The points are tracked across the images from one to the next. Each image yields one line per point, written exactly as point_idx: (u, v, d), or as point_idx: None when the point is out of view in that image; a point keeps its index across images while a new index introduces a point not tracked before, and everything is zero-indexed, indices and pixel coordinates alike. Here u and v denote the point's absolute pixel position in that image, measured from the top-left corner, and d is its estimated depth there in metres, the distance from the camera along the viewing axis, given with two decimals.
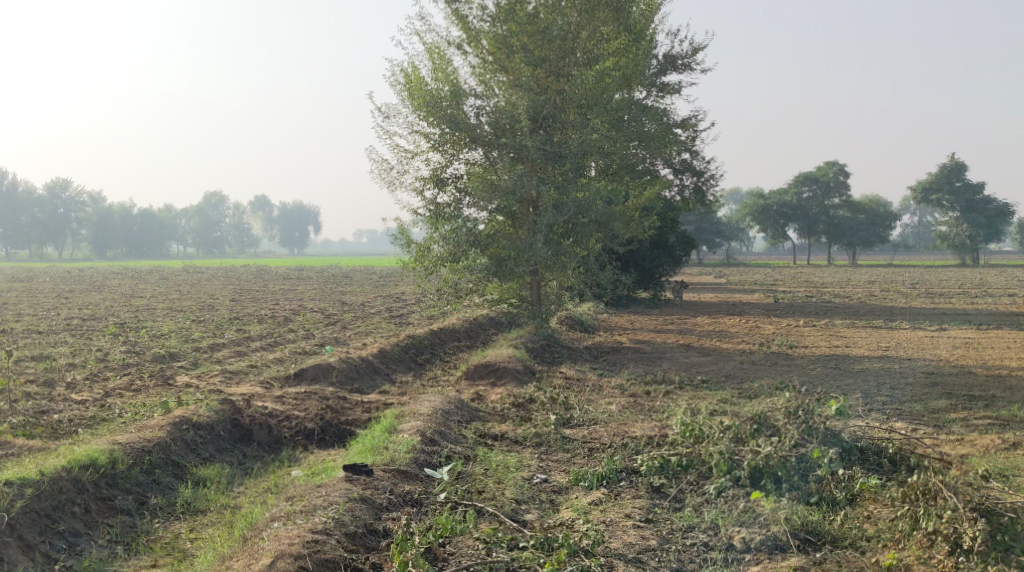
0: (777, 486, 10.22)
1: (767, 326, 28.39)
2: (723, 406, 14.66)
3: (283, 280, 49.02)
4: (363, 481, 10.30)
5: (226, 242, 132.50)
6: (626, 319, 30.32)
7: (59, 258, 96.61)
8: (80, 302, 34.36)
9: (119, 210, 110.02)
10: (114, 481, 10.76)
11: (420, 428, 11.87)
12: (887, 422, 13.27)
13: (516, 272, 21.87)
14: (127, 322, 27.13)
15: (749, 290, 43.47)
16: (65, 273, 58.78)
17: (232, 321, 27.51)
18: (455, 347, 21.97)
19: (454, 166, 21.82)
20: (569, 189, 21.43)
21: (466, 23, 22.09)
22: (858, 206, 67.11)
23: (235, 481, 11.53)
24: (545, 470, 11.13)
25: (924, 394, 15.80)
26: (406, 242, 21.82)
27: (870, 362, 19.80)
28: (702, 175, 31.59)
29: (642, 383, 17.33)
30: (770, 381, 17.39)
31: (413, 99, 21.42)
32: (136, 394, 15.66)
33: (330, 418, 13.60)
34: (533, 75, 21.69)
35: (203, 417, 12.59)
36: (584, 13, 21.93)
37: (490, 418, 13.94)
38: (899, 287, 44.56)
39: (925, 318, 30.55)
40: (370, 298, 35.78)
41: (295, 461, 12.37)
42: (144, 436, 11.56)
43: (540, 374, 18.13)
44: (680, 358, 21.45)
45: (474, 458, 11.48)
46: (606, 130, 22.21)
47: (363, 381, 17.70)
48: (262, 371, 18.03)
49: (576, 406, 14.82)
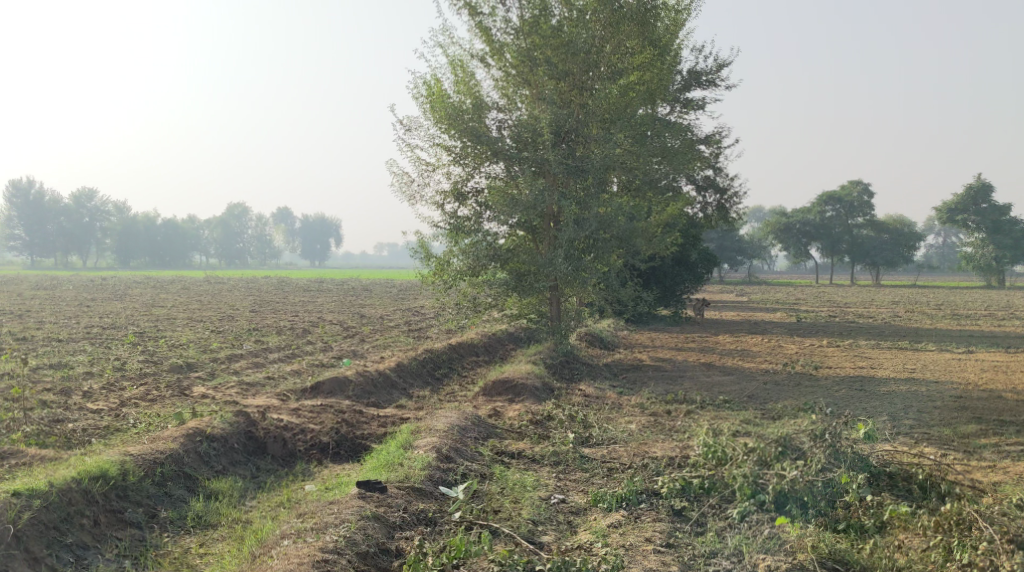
0: (803, 512, 9.93)
1: (790, 346, 28.01)
2: (746, 427, 14.35)
3: (303, 293, 49.01)
4: (377, 499, 10.07)
5: (248, 253, 133.03)
6: (647, 336, 30.02)
7: (82, 267, 97.29)
8: (100, 311, 34.39)
9: (143, 220, 110.65)
10: (124, 493, 10.58)
11: (436, 444, 11.64)
12: (915, 447, 12.93)
13: (536, 287, 21.62)
14: (147, 331, 27.08)
15: (771, 309, 43.00)
16: (88, 281, 59.07)
17: (250, 332, 27.41)
18: (473, 362, 21.75)
19: (475, 179, 21.66)
20: (591, 204, 21.21)
21: (489, 35, 21.94)
22: (881, 226, 66.38)
23: (248, 495, 11.33)
24: (563, 490, 10.87)
25: (953, 418, 15.44)
26: (425, 256, 21.66)
27: (896, 384, 19.43)
28: (725, 193, 31.27)
29: (663, 402, 17.05)
30: (794, 403, 17.06)
31: (435, 112, 21.30)
32: (152, 404, 15.52)
33: (345, 432, 13.39)
34: (556, 89, 21.50)
35: (217, 429, 12.41)
36: (609, 27, 21.58)
37: (507, 435, 13.69)
38: (925, 308, 43.95)
39: (952, 340, 30.05)
40: (389, 311, 35.66)
41: (308, 476, 12.17)
42: (156, 448, 11.39)
43: (559, 391, 17.87)
44: (702, 377, 21.15)
45: (491, 476, 11.24)
46: (629, 145, 21.96)
47: (380, 395, 17.50)
48: (278, 383, 17.88)
49: (595, 424, 14.56)
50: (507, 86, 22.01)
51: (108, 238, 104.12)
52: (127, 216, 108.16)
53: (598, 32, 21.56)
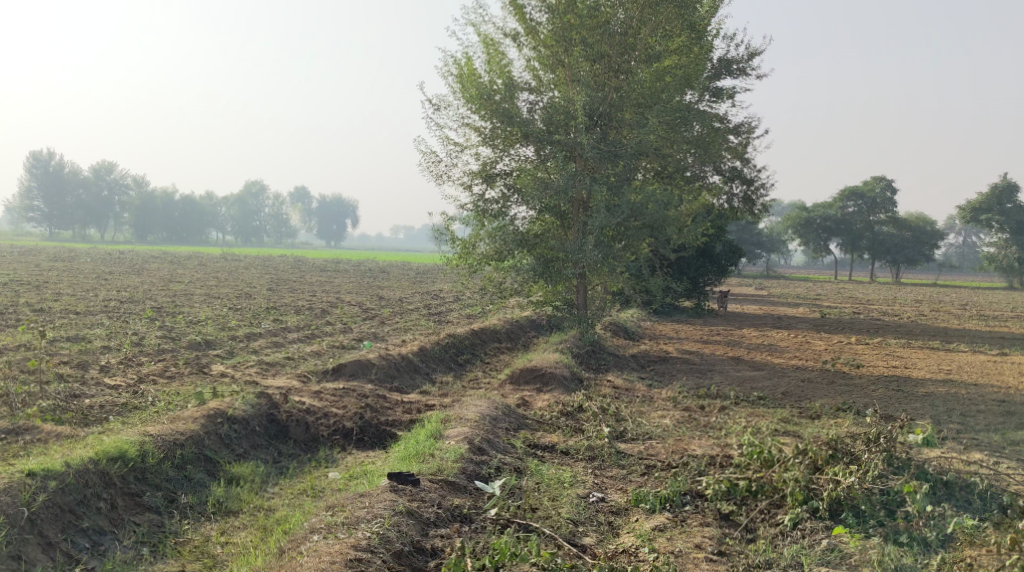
0: (859, 521, 9.55)
1: (818, 343, 27.35)
2: (785, 426, 13.79)
3: (322, 273, 48.53)
4: (410, 492, 9.58)
5: (264, 232, 132.81)
6: (670, 328, 29.41)
7: (100, 241, 97.23)
8: (118, 285, 34.03)
9: (162, 195, 110.41)
10: (142, 476, 10.12)
11: (467, 435, 11.12)
12: (966, 454, 12.36)
13: (563, 274, 20.98)
14: (165, 307, 26.67)
15: (793, 304, 42.21)
16: (105, 254, 58.82)
17: (269, 310, 26.94)
18: (496, 348, 21.22)
19: (504, 161, 21.11)
20: (622, 192, 20.61)
21: (523, 14, 21.28)
22: (904, 223, 65.36)
23: (270, 481, 10.86)
24: (601, 489, 10.39)
25: (999, 424, 14.84)
26: (450, 238, 21.35)
27: (934, 386, 18.81)
28: (752, 184, 30.56)
29: (695, 397, 16.51)
30: (831, 402, 16.50)
31: (466, 91, 20.72)
32: (170, 382, 15.07)
33: (369, 417, 12.88)
34: (591, 70, 20.81)
35: (239, 411, 11.92)
36: (647, 8, 20.66)
37: (538, 427, 13.17)
38: (950, 307, 43.09)
39: (983, 342, 29.32)
40: (408, 294, 35.15)
41: (332, 462, 11.70)
42: (177, 428, 10.91)
43: (588, 382, 17.32)
44: (731, 371, 20.57)
45: (525, 470, 10.72)
46: (664, 131, 21.30)
47: (403, 380, 17.01)
48: (299, 364, 17.42)
49: (628, 418, 14.03)
50: (539, 67, 21.38)
51: (127, 213, 104.01)
52: (146, 191, 107.94)
53: (634, 14, 20.69)
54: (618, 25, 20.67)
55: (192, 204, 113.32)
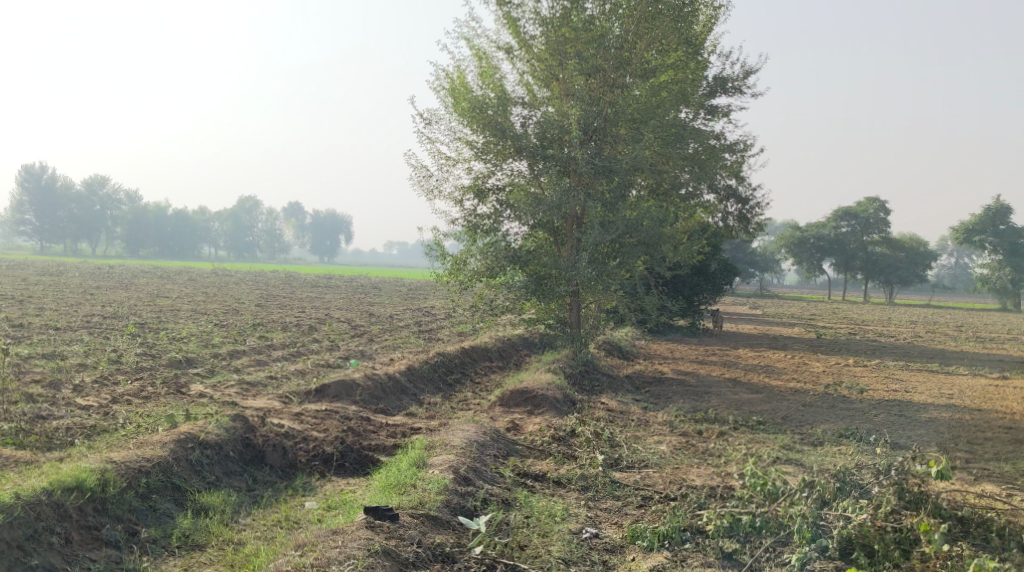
0: (872, 561, 9.05)
1: (815, 364, 26.77)
2: (788, 454, 13.21)
3: (313, 289, 47.87)
4: (388, 529, 8.94)
5: (257, 247, 132.07)
6: (665, 347, 28.76)
7: (91, 255, 96.36)
8: (104, 300, 33.35)
9: (153, 209, 109.56)
10: (102, 507, 9.50)
11: (453, 464, 10.48)
12: (977, 486, 11.80)
13: (556, 292, 20.36)
14: (149, 323, 25.97)
15: (788, 323, 41.61)
16: (95, 268, 58.10)
17: (255, 327, 26.27)
18: (487, 368, 20.58)
19: (497, 176, 20.53)
20: (617, 208, 20.06)
21: (518, 27, 20.70)
22: (897, 244, 64.80)
23: (242, 511, 10.20)
24: (594, 523, 9.81)
25: (1007, 453, 14.28)
26: (440, 254, 20.62)
27: (936, 411, 18.25)
28: (747, 203, 30.05)
29: (692, 421, 15.90)
30: (833, 427, 15.91)
31: (458, 105, 20.15)
32: (145, 403, 14.42)
33: (351, 442, 12.23)
34: (586, 85, 20.14)
35: (212, 435, 11.26)
36: (644, 23, 20.22)
37: (529, 453, 12.53)
38: (944, 328, 42.60)
39: (982, 364, 28.76)
40: (399, 311, 34.49)
41: (309, 491, 11.06)
42: (142, 455, 10.28)
43: (581, 405, 16.67)
44: (729, 393, 19.97)
45: (514, 502, 10.10)
46: (660, 147, 20.72)
47: (389, 401, 16.37)
48: (282, 384, 16.75)
49: (623, 444, 13.41)
50: (533, 82, 20.78)
51: (118, 227, 103.15)
52: (138, 205, 107.10)
53: (630, 29, 20.17)
54: (614, 39, 20.12)
55: (184, 218, 112.47)
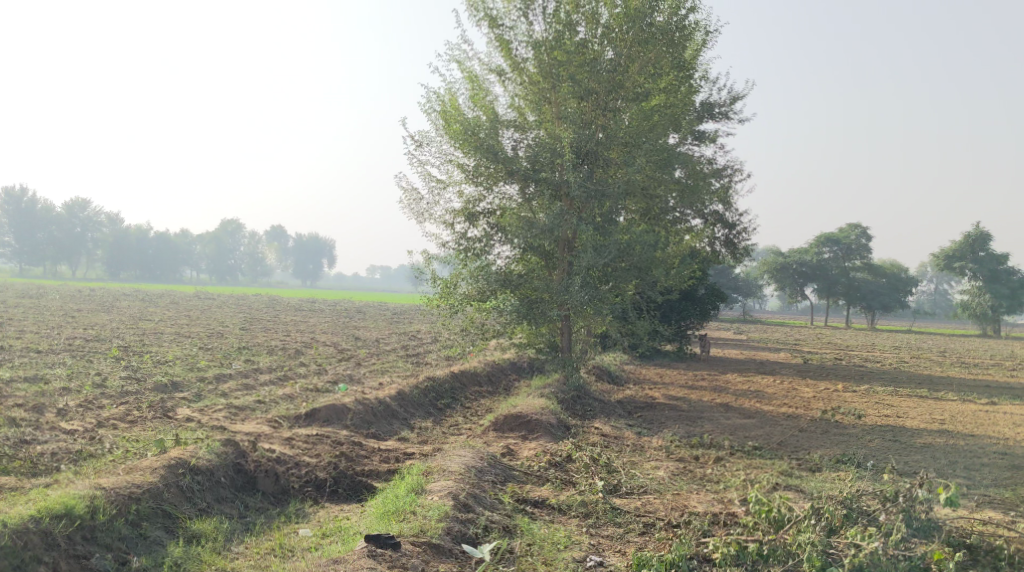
0: None
1: (805, 389, 26.60)
2: (787, 480, 13.03)
3: (297, 312, 47.46)
4: (390, 558, 8.80)
5: (238, 270, 131.31)
6: (654, 372, 28.56)
7: (71, 277, 95.54)
8: (86, 322, 32.91)
9: (135, 231, 108.90)
10: (91, 535, 9.23)
11: (452, 490, 10.28)
12: (981, 513, 11.66)
13: (548, 316, 20.16)
14: (132, 346, 25.57)
15: (774, 349, 41.53)
16: (75, 291, 57.44)
17: (241, 351, 25.92)
18: (477, 393, 20.33)
19: (488, 200, 20.41)
20: (609, 231, 19.99)
21: (510, 49, 20.61)
22: (879, 270, 65.04)
23: (235, 539, 9.93)
24: (598, 551, 9.66)
25: (1006, 479, 14.17)
26: (431, 277, 20.40)
27: (930, 436, 18.12)
28: (735, 228, 30.01)
29: (688, 447, 15.71)
30: (829, 453, 15.75)
31: (449, 127, 20.01)
32: (132, 427, 14.11)
33: (344, 467, 11.96)
34: (578, 108, 20.03)
35: (203, 460, 10.99)
36: (637, 46, 20.15)
37: (526, 479, 12.30)
38: (929, 354, 42.62)
39: (970, 390, 28.70)
40: (385, 335, 34.19)
41: (303, 517, 10.80)
42: (132, 481, 10.01)
43: (575, 430, 16.45)
44: (722, 418, 19.79)
45: (515, 529, 9.89)
46: (652, 170, 20.60)
47: (380, 426, 16.09)
48: (270, 408, 16.46)
49: (621, 469, 13.20)
50: (523, 105, 20.68)
51: (99, 250, 102.36)
52: (119, 228, 106.37)
53: (623, 51, 20.15)
54: (606, 63, 20.03)
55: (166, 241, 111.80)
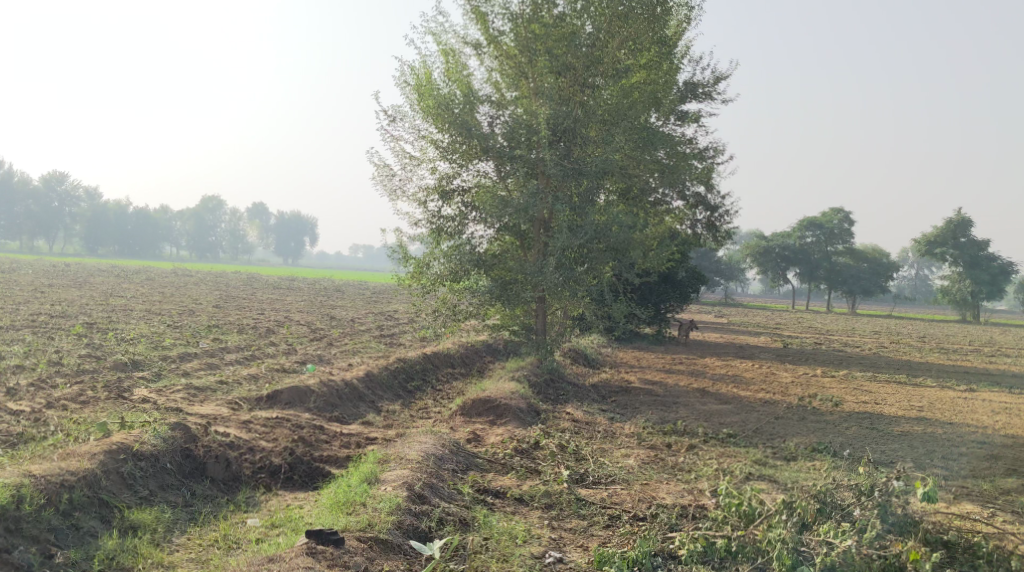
0: None
1: (784, 374, 26.24)
2: (761, 470, 12.62)
3: (273, 290, 46.78)
4: (331, 556, 8.46)
5: (218, 247, 130.16)
6: (632, 356, 28.11)
7: (46, 251, 94.19)
8: (54, 298, 32.15)
9: (114, 206, 107.77)
10: (15, 527, 8.86)
11: (408, 480, 9.86)
12: (959, 506, 11.29)
13: (522, 297, 19.65)
14: (97, 323, 24.88)
15: (754, 332, 41.17)
16: (50, 265, 56.38)
17: (211, 329, 25.28)
18: (449, 375, 19.82)
19: (463, 176, 19.74)
20: (586, 211, 19.15)
21: (486, 22, 19.95)
22: (860, 254, 64.65)
23: (176, 530, 9.55)
24: (558, 547, 9.30)
25: (985, 470, 13.79)
26: (403, 256, 19.74)
27: (908, 424, 17.75)
28: (716, 211, 29.48)
29: (662, 434, 15.25)
30: (806, 441, 15.32)
31: (423, 101, 19.34)
32: (83, 408, 13.54)
33: (301, 453, 11.42)
34: (555, 84, 19.36)
35: (148, 446, 10.48)
36: (616, 21, 19.52)
37: (490, 467, 11.83)
38: (908, 339, 42.45)
39: (949, 377, 28.40)
40: (360, 315, 33.57)
41: (253, 505, 10.31)
42: (67, 468, 9.61)
43: (546, 415, 15.99)
44: (697, 403, 19.37)
45: (472, 522, 9.54)
46: (631, 149, 20.07)
47: (345, 409, 15.57)
48: (232, 389, 15.90)
49: (590, 457, 12.75)
50: (501, 81, 20.06)
51: (77, 224, 101.06)
52: (97, 203, 105.02)
53: (602, 26, 19.48)
54: (585, 38, 19.37)
55: (145, 216, 110.64)
